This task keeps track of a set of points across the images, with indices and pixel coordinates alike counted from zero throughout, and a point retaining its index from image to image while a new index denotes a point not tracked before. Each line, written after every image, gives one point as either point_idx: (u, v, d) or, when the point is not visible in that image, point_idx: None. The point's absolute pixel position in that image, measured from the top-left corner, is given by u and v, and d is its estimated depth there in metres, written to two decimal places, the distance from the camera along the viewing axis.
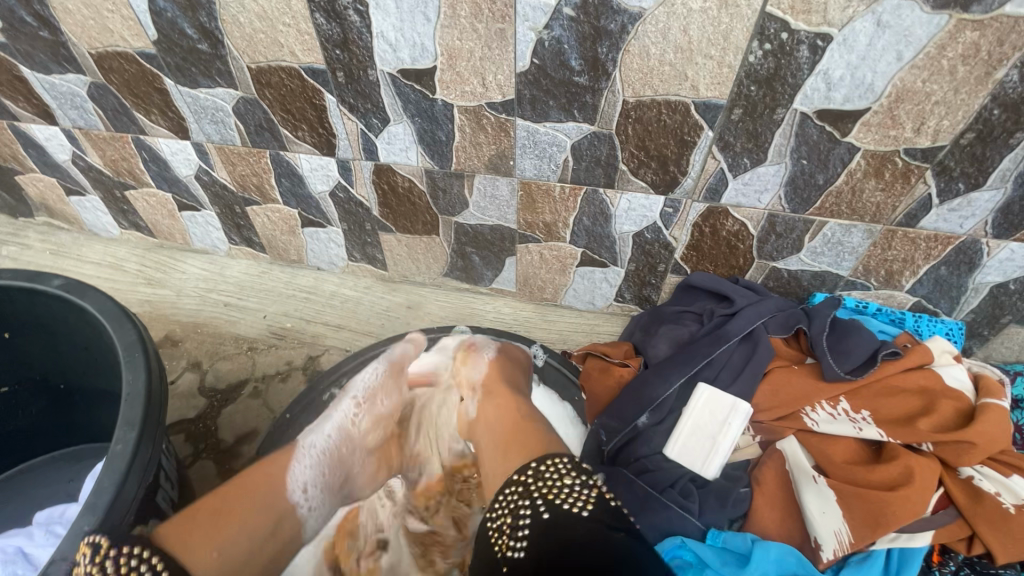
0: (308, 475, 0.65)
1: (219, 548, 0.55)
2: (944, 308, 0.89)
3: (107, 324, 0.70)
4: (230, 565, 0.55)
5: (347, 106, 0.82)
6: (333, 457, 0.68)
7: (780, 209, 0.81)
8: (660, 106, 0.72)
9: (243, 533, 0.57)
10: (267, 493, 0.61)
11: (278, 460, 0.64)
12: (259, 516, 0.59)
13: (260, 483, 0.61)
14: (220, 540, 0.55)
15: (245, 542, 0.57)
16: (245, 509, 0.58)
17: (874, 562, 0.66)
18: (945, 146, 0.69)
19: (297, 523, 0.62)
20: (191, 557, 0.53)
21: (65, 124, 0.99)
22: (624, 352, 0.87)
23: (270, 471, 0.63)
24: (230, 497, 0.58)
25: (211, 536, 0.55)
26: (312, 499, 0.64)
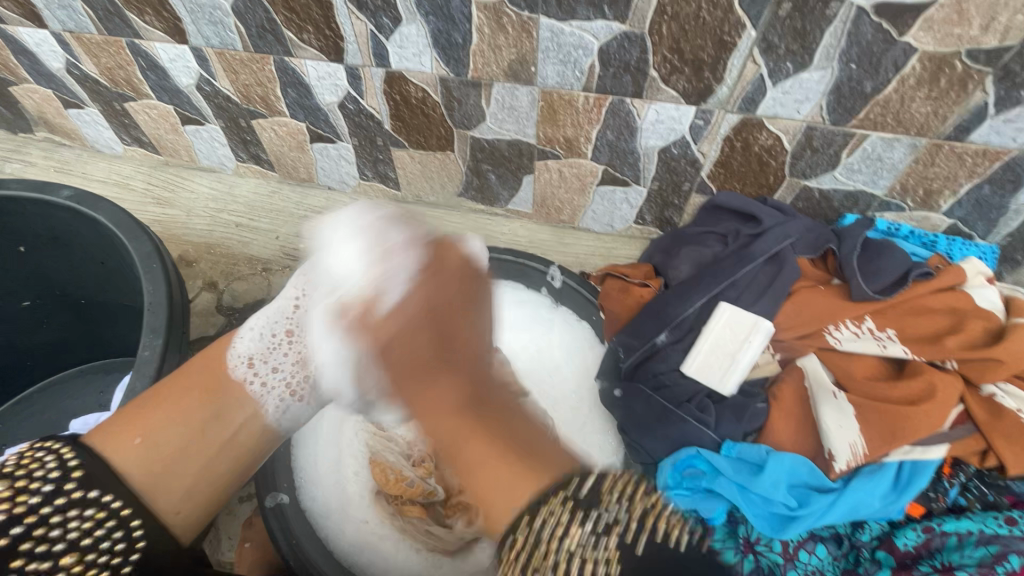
0: (252, 348, 0.71)
1: (140, 433, 0.61)
2: (980, 231, 0.86)
3: (122, 235, 0.69)
4: (154, 447, 0.61)
5: (355, 3, 0.75)
6: (289, 331, 0.73)
7: (819, 121, 0.76)
8: (699, 0, 0.65)
9: (168, 423, 0.63)
10: (205, 376, 0.67)
11: (217, 348, 0.70)
12: (195, 397, 0.65)
13: (201, 367, 0.67)
14: (139, 426, 0.61)
15: (172, 429, 0.63)
16: (177, 402, 0.64)
17: (884, 473, 0.68)
18: (1012, 47, 0.62)
19: (243, 408, 0.68)
20: (109, 446, 0.60)
21: (55, 27, 0.92)
22: (644, 273, 0.85)
23: (210, 358, 0.69)
24: (171, 384, 0.65)
25: (133, 424, 0.62)
26: (262, 371, 0.70)
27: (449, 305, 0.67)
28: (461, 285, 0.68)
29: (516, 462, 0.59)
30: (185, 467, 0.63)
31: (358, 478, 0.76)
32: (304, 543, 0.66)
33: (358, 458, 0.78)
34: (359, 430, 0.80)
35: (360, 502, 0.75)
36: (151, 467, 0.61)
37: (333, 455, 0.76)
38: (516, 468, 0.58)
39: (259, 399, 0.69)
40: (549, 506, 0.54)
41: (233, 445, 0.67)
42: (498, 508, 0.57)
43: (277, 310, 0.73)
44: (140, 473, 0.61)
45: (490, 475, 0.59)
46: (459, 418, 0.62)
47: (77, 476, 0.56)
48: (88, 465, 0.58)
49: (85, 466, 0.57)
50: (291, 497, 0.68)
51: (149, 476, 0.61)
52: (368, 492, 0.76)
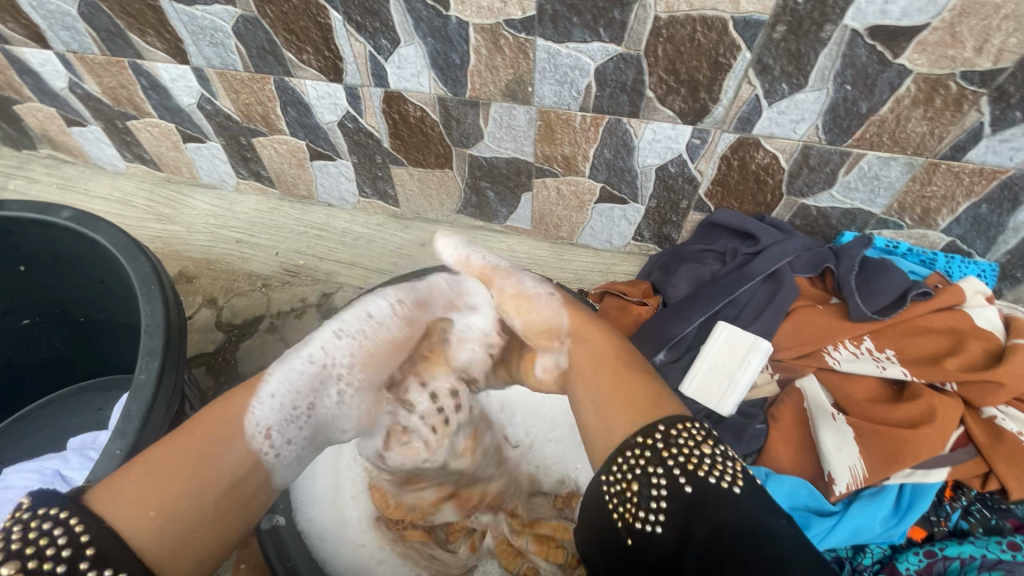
0: (273, 416, 0.59)
1: (156, 505, 0.48)
2: (979, 249, 0.85)
3: (120, 257, 0.69)
4: (175, 518, 0.48)
5: (354, 25, 0.76)
6: (311, 402, 0.64)
7: (816, 140, 0.76)
8: (694, 23, 0.66)
9: (183, 493, 0.49)
10: (219, 435, 0.54)
11: (234, 399, 0.57)
12: (216, 456, 0.53)
13: (216, 421, 0.55)
14: (154, 497, 0.48)
15: (188, 504, 0.49)
16: (187, 461, 0.51)
17: (885, 496, 0.68)
18: (1006, 69, 0.63)
19: (263, 471, 0.57)
20: (123, 517, 0.47)
21: (59, 47, 0.93)
22: (642, 292, 0.85)
23: (228, 413, 0.56)
24: (181, 440, 0.52)
25: (147, 494, 0.48)
26: (278, 443, 0.59)
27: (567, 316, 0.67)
28: (575, 295, 0.71)
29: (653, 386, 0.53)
30: (202, 537, 0.50)
31: (356, 503, 0.74)
32: (300, 566, 0.64)
33: (356, 483, 0.76)
34: (358, 454, 0.77)
35: (357, 527, 0.73)
36: (169, 540, 0.48)
37: (331, 478, 0.75)
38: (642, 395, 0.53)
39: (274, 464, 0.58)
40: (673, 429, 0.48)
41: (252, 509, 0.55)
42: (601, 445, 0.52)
43: (302, 377, 0.64)
44: (153, 545, 0.47)
45: (616, 396, 0.54)
46: (597, 345, 0.60)
47: (90, 555, 0.44)
48: (102, 541, 0.45)
49: (98, 541, 0.45)
50: (287, 519, 0.66)
51: (168, 547, 0.48)
52: (367, 519, 0.74)
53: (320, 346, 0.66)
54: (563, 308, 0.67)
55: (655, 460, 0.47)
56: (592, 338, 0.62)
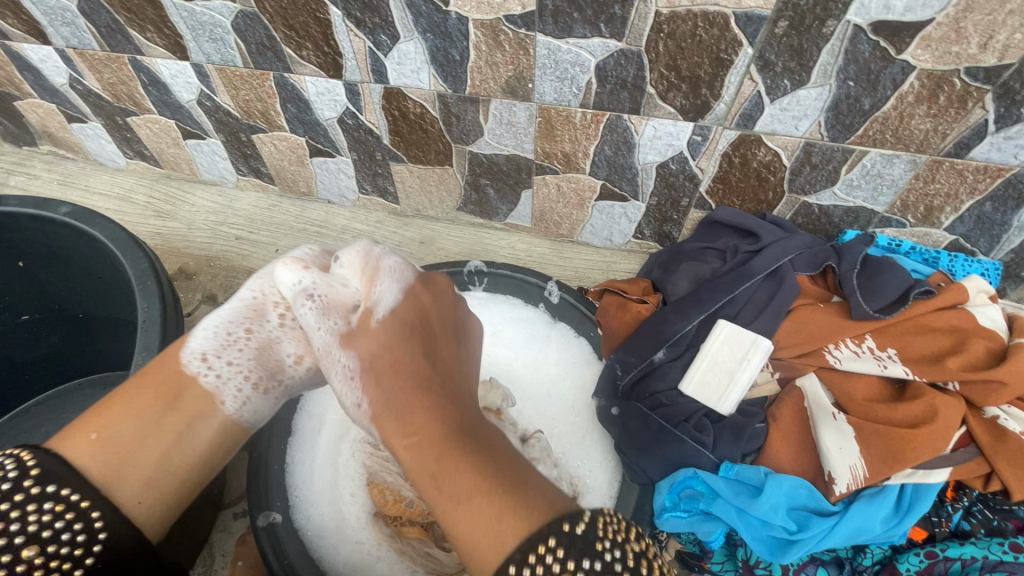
0: (206, 343, 0.63)
1: (96, 428, 0.55)
2: (983, 247, 0.85)
3: (118, 252, 0.69)
4: (110, 442, 0.55)
5: (353, 21, 0.76)
6: (251, 327, 0.66)
7: (818, 137, 0.75)
8: (695, 18, 0.65)
9: (123, 415, 0.56)
10: (157, 371, 0.61)
11: (174, 341, 0.63)
12: (152, 391, 0.59)
13: (156, 368, 0.61)
14: (94, 422, 0.55)
15: (127, 423, 0.56)
16: (121, 400, 0.58)
17: (886, 496, 0.67)
18: (1011, 65, 0.62)
19: (200, 398, 0.61)
20: (67, 445, 0.54)
21: (59, 43, 0.93)
22: (642, 289, 0.84)
23: (165, 354, 0.62)
24: (123, 388, 0.59)
25: (92, 421, 0.56)
26: (217, 368, 0.63)
27: (429, 340, 0.63)
28: (427, 332, 0.63)
29: (496, 491, 0.48)
30: (147, 457, 0.56)
31: (354, 500, 0.74)
32: (297, 564, 0.65)
33: (354, 480, 0.75)
34: (355, 449, 0.77)
35: (354, 524, 0.72)
36: (109, 460, 0.54)
37: (329, 475, 0.74)
38: (490, 508, 0.47)
39: (219, 394, 0.62)
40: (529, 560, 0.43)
41: (202, 441, 0.60)
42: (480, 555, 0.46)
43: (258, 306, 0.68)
44: (94, 466, 0.53)
45: (469, 525, 0.47)
46: (436, 451, 0.52)
47: (34, 475, 0.50)
48: (47, 463, 0.51)
49: (41, 464, 0.51)
50: (283, 516, 0.67)
51: (110, 469, 0.54)
52: (365, 513, 0.73)
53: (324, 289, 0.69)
54: (385, 358, 0.60)
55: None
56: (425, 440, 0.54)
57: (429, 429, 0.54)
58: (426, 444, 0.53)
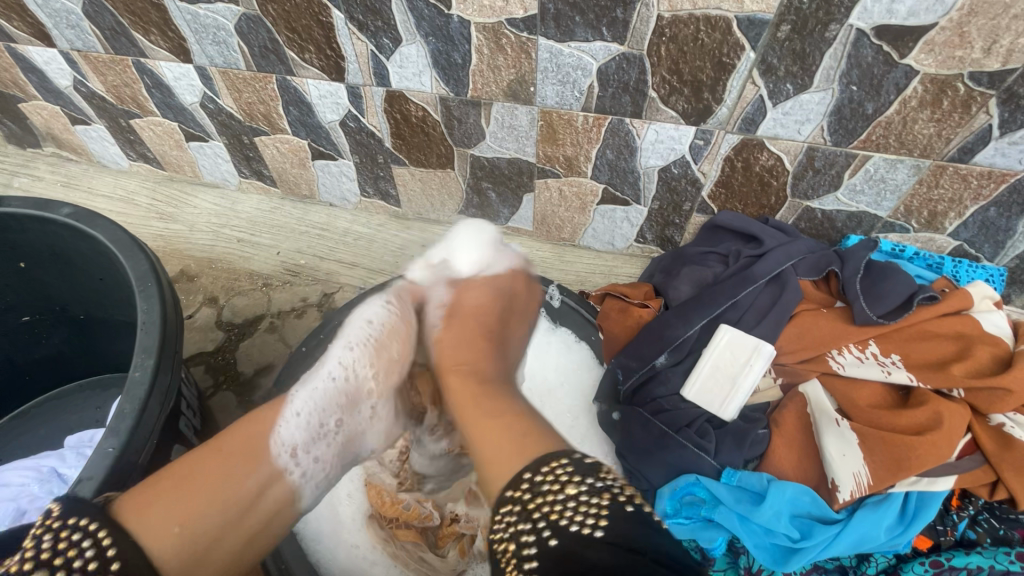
0: (298, 436, 0.59)
1: (179, 520, 0.48)
2: (987, 253, 0.84)
3: (119, 254, 0.69)
4: (194, 535, 0.49)
5: (356, 24, 0.76)
6: (340, 419, 0.64)
7: (821, 142, 0.75)
8: (697, 22, 0.65)
9: (211, 507, 0.50)
10: (251, 452, 0.55)
11: (262, 419, 0.58)
12: (238, 473, 0.53)
13: (244, 443, 0.56)
14: (179, 512, 0.48)
15: (213, 517, 0.50)
16: (217, 482, 0.52)
17: (891, 504, 0.66)
18: (1016, 69, 0.62)
19: (286, 484, 0.57)
20: (147, 529, 0.47)
21: (63, 46, 0.94)
22: (644, 293, 0.84)
23: (254, 437, 0.56)
24: (201, 463, 0.52)
25: (175, 508, 0.49)
26: (304, 464, 0.59)
27: (507, 309, 0.72)
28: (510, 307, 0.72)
29: (537, 425, 0.54)
30: (219, 554, 0.51)
31: (351, 501, 0.74)
32: (294, 566, 0.63)
33: (354, 480, 0.75)
34: None
35: (350, 528, 0.72)
36: (188, 558, 0.48)
37: None
38: (513, 436, 0.53)
39: (300, 481, 0.59)
40: (546, 470, 0.48)
41: (273, 530, 0.56)
42: (498, 470, 0.51)
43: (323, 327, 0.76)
44: (173, 563, 0.47)
45: (494, 445, 0.53)
46: (479, 384, 0.61)
47: (114, 568, 0.44)
48: (127, 552, 0.45)
49: (122, 553, 0.45)
50: None
51: (187, 564, 0.48)
52: (361, 516, 0.73)
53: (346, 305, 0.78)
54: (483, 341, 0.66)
55: (525, 515, 0.47)
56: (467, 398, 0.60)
57: (481, 369, 0.63)
58: (487, 400, 0.58)
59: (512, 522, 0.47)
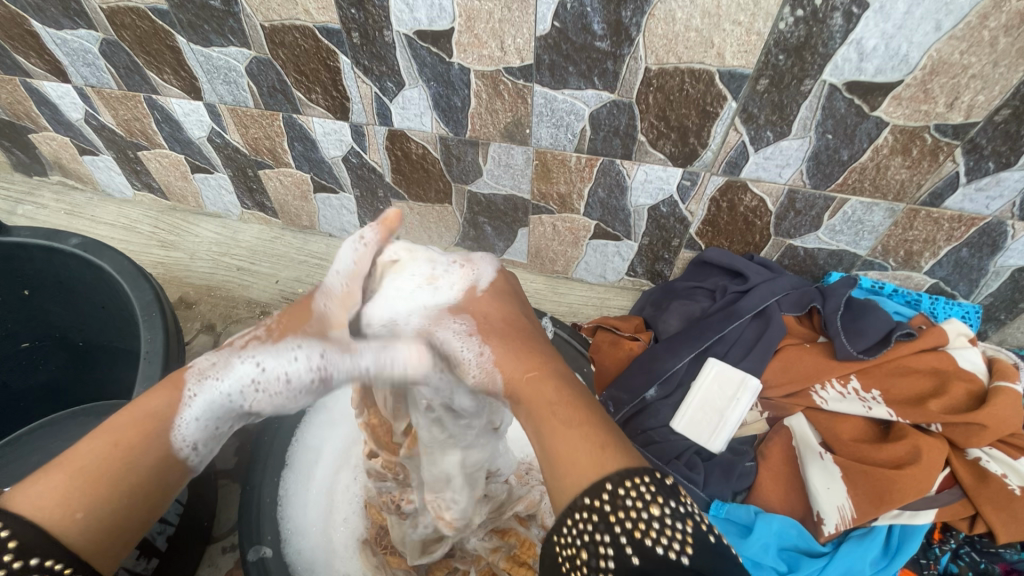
0: (200, 430, 0.47)
1: (82, 505, 0.41)
2: (962, 291, 0.88)
3: (124, 284, 0.71)
4: (102, 519, 0.42)
5: (361, 68, 0.80)
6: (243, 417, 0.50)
7: (801, 185, 0.79)
8: (682, 74, 0.69)
9: (117, 488, 0.42)
10: (147, 425, 0.45)
11: (158, 395, 0.46)
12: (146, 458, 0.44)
13: (138, 419, 0.45)
14: (77, 498, 0.41)
15: (118, 500, 0.42)
16: (110, 467, 0.42)
17: (875, 538, 0.68)
18: (977, 123, 0.66)
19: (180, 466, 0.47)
20: (45, 515, 0.40)
21: (78, 82, 0.98)
22: (634, 327, 0.87)
23: (148, 410, 0.46)
24: (91, 449, 0.43)
25: (71, 489, 0.41)
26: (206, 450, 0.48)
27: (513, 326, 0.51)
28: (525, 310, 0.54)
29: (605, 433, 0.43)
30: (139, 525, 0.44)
31: (346, 525, 0.74)
32: None
33: (351, 504, 0.75)
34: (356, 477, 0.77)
35: (344, 553, 0.72)
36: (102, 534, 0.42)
37: (325, 504, 0.74)
38: (593, 445, 0.42)
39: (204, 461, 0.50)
40: (627, 484, 0.40)
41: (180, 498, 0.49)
42: (575, 481, 0.41)
43: (221, 397, 0.48)
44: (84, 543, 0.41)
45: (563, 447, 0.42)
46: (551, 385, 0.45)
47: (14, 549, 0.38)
48: (29, 535, 0.39)
49: (22, 535, 0.39)
50: (274, 551, 0.66)
51: (100, 541, 0.42)
52: (355, 542, 0.73)
53: (235, 376, 0.48)
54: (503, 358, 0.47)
55: (604, 526, 0.39)
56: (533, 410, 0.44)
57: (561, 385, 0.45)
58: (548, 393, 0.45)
59: (588, 528, 0.40)
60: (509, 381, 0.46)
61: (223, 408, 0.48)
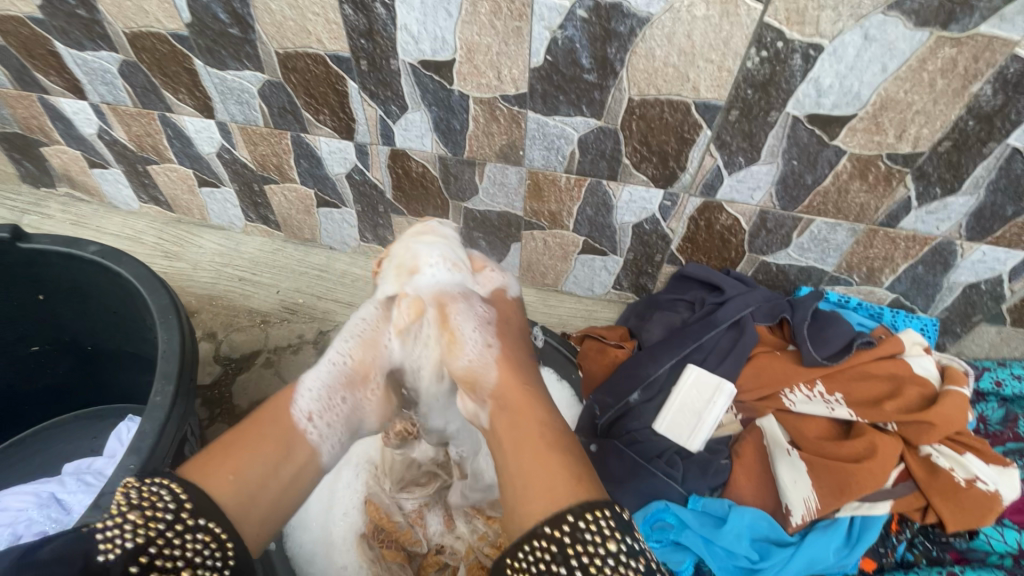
0: (314, 404, 0.63)
1: (233, 470, 0.55)
2: (920, 305, 0.95)
3: (141, 288, 0.75)
4: (245, 481, 0.55)
5: (367, 93, 0.87)
6: (344, 393, 0.66)
7: (771, 206, 0.86)
8: (662, 104, 0.77)
9: (255, 454, 0.57)
10: (274, 419, 0.61)
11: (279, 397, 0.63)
12: (273, 438, 0.59)
13: (271, 412, 0.61)
14: (230, 462, 0.55)
15: (258, 465, 0.56)
16: (253, 442, 0.58)
17: (837, 528, 0.74)
18: (923, 152, 0.74)
19: (307, 446, 0.61)
20: (210, 482, 0.54)
21: (95, 99, 1.03)
22: (619, 336, 0.93)
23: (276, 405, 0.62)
24: (238, 431, 0.59)
25: (227, 459, 0.56)
26: (319, 427, 0.63)
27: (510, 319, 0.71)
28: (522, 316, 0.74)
29: (574, 468, 0.54)
30: (269, 493, 0.57)
31: (346, 519, 0.76)
32: None
33: (352, 499, 0.78)
34: (359, 471, 0.79)
35: (342, 545, 0.75)
36: (245, 496, 0.54)
37: (326, 498, 0.78)
38: (563, 475, 0.53)
39: (318, 445, 0.62)
40: (589, 517, 0.50)
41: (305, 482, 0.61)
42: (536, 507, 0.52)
43: (328, 376, 0.66)
44: (230, 502, 0.53)
45: (539, 484, 0.53)
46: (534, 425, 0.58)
47: (190, 508, 0.51)
48: (198, 498, 0.52)
49: (194, 498, 0.51)
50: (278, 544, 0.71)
51: (243, 503, 0.54)
52: (353, 536, 0.76)
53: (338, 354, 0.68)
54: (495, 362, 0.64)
55: (560, 556, 0.48)
56: (518, 407, 0.60)
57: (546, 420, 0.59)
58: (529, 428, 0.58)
59: (546, 556, 0.49)
60: (505, 387, 0.62)
61: (335, 384, 0.65)
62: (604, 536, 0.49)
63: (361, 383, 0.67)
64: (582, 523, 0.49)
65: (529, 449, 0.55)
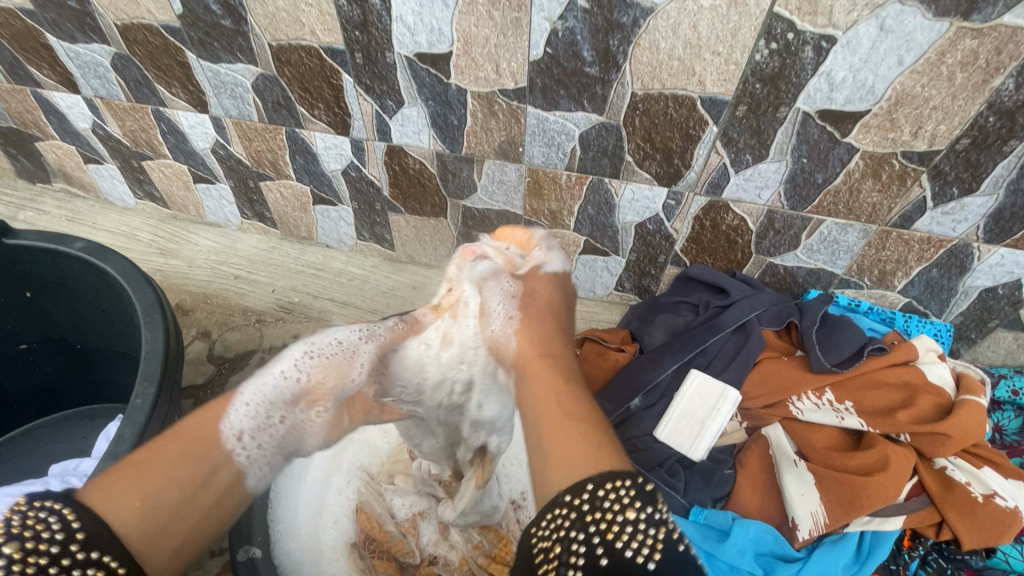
0: (247, 420, 0.59)
1: (141, 494, 0.50)
2: (934, 310, 0.92)
3: (127, 287, 0.73)
4: (151, 510, 0.50)
5: (363, 87, 0.85)
6: (285, 412, 0.62)
7: (779, 206, 0.83)
8: (667, 99, 0.74)
9: (168, 479, 0.52)
10: (196, 435, 0.56)
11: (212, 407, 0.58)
12: (190, 456, 0.54)
13: (195, 427, 0.56)
14: (140, 485, 0.51)
15: (172, 491, 0.52)
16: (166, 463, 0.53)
17: (846, 544, 0.71)
18: (941, 150, 0.71)
19: (233, 469, 0.57)
20: (111, 509, 0.49)
21: (88, 93, 1.01)
22: (621, 338, 0.89)
23: (201, 420, 0.57)
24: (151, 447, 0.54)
25: (129, 481, 0.51)
26: (249, 449, 0.59)
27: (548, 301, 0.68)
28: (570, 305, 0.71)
29: (595, 438, 0.53)
30: (183, 520, 0.52)
31: (336, 527, 0.75)
32: None
33: (342, 507, 0.76)
34: (351, 478, 0.79)
35: (332, 553, 0.73)
36: (148, 526, 0.50)
37: (315, 504, 0.76)
38: (584, 443, 0.52)
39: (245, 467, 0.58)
40: (608, 485, 0.48)
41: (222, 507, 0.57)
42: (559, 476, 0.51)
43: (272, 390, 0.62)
44: (136, 534, 0.49)
45: (557, 449, 0.53)
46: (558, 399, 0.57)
47: (79, 539, 0.46)
48: (91, 525, 0.47)
49: (86, 526, 0.47)
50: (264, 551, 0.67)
51: (147, 533, 0.50)
52: (343, 544, 0.74)
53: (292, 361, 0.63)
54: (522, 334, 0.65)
55: (579, 523, 0.47)
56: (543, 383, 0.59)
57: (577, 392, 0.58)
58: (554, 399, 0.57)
59: (564, 525, 0.47)
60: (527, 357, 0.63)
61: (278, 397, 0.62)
62: (624, 505, 0.47)
63: (308, 401, 0.63)
64: (602, 490, 0.47)
65: (552, 417, 0.56)
